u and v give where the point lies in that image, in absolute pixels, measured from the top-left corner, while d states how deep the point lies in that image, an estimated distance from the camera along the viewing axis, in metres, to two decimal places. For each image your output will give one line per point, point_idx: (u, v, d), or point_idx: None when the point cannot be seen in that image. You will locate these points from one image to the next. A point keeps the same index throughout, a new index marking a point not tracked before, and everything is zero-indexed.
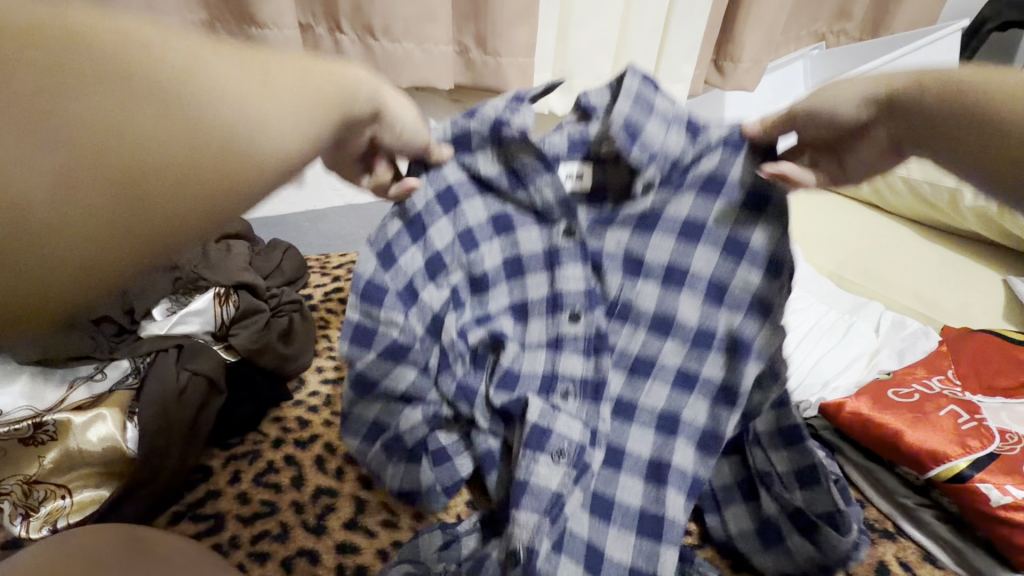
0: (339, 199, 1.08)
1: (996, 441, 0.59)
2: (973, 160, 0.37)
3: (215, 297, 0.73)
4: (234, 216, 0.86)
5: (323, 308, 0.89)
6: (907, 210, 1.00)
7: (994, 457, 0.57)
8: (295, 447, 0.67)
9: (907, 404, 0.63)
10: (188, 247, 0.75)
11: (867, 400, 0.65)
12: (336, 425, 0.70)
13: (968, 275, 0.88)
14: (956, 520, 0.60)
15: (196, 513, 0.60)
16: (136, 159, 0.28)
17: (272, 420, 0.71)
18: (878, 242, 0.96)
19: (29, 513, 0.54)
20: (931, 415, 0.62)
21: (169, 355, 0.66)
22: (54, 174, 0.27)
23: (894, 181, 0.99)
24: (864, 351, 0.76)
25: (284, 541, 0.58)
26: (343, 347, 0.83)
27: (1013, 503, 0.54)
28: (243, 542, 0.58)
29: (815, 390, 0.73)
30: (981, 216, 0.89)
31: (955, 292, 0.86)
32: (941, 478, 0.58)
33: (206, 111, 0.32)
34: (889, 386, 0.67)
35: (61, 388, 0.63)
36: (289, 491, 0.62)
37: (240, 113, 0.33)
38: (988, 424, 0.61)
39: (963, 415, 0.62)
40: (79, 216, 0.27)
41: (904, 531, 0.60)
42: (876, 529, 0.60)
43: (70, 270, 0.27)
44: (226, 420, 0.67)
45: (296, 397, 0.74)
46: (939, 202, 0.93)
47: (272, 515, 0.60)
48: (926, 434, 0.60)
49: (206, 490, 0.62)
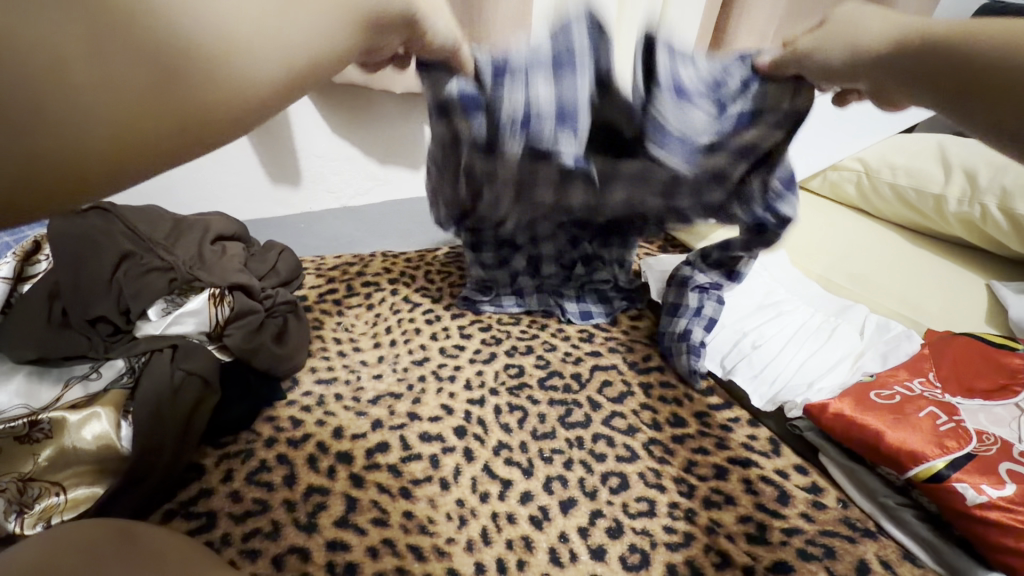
0: (335, 202, 1.10)
1: (974, 442, 0.60)
2: (977, 82, 0.31)
3: (210, 297, 0.73)
4: (230, 217, 0.88)
5: (318, 311, 0.90)
6: (894, 216, 1.01)
7: (971, 457, 0.59)
8: (287, 447, 0.68)
9: (888, 406, 0.65)
10: (183, 248, 0.75)
11: (849, 402, 0.66)
12: (328, 425, 0.71)
13: (953, 280, 0.90)
14: (935, 519, 0.61)
15: (189, 510, 0.61)
16: (97, 87, 0.24)
17: (264, 420, 0.72)
18: (866, 248, 0.98)
19: (23, 510, 0.54)
20: (911, 416, 0.63)
21: (165, 355, 0.67)
22: (127, 100, 0.25)
23: (881, 187, 1.01)
24: (849, 354, 0.78)
25: (274, 539, 0.59)
26: (336, 348, 0.84)
27: (989, 502, 0.55)
28: (234, 539, 0.58)
29: (800, 392, 0.74)
30: (966, 222, 0.91)
31: (940, 297, 0.88)
32: (919, 479, 0.59)
33: (231, 55, 0.27)
34: (871, 388, 0.68)
35: (56, 386, 0.64)
36: (280, 489, 0.63)
37: (274, 24, 0.29)
38: (966, 426, 0.63)
39: (941, 416, 0.63)
40: (89, 134, 0.25)
41: (885, 531, 0.62)
42: (858, 529, 0.62)
43: (77, 179, 0.25)
44: (221, 418, 0.68)
45: (289, 397, 0.75)
46: (924, 208, 0.95)
47: (263, 513, 0.61)
48: (905, 434, 0.61)
49: (198, 488, 0.63)
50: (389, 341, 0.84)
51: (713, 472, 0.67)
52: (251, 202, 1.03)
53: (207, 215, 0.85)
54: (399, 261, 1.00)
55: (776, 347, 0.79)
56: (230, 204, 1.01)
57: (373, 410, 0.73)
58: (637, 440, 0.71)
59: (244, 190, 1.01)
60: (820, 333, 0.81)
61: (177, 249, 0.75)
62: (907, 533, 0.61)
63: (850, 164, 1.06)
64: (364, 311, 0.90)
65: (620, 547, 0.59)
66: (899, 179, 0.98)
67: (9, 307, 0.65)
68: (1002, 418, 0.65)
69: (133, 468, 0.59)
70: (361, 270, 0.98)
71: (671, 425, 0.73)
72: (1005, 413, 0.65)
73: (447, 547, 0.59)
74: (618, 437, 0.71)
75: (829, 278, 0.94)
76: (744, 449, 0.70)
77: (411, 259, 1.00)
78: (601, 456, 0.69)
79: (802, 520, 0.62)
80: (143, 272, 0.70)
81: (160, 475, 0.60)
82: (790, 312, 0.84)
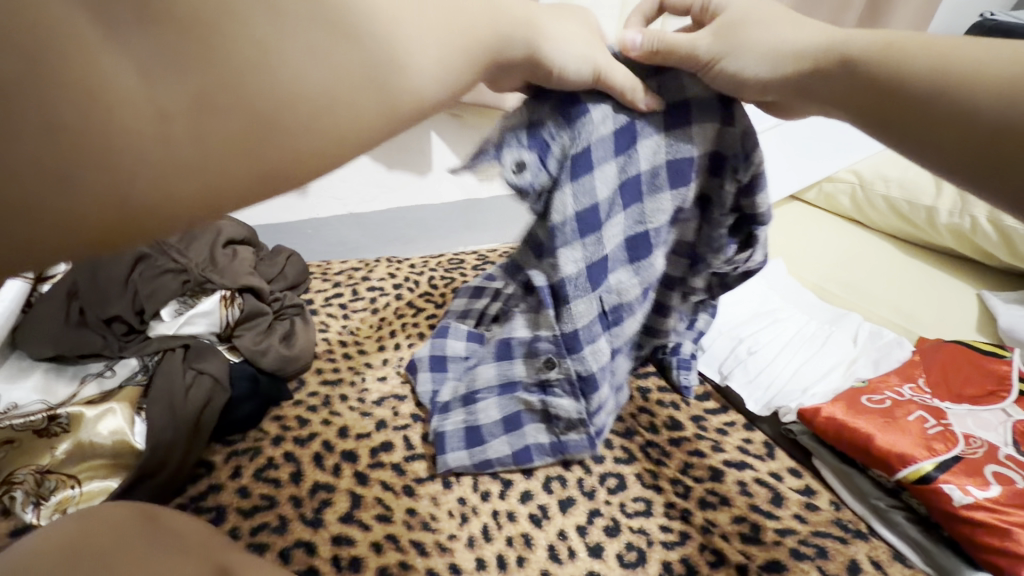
0: (342, 208, 1.09)
1: (960, 445, 0.62)
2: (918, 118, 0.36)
3: (221, 300, 0.75)
4: (241, 222, 0.90)
5: (324, 314, 0.92)
6: (886, 226, 1.04)
7: (957, 459, 0.61)
8: (294, 445, 0.70)
9: (878, 410, 0.67)
10: (196, 251, 0.78)
11: (841, 406, 0.68)
12: (333, 424, 0.73)
13: (944, 289, 0.92)
14: (925, 522, 0.63)
15: (199, 505, 0.63)
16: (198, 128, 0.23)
17: (272, 419, 0.74)
18: (860, 257, 1.00)
19: (40, 501, 0.57)
20: (900, 420, 0.65)
21: (177, 354, 0.70)
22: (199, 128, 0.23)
23: (875, 199, 1.03)
24: (843, 359, 0.79)
25: (282, 533, 0.60)
26: (342, 350, 0.86)
27: (974, 502, 0.57)
28: (243, 533, 0.60)
29: (794, 397, 0.76)
30: (957, 233, 0.93)
31: (931, 305, 0.90)
32: (908, 480, 0.61)
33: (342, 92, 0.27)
34: (863, 393, 0.70)
35: (72, 382, 0.66)
36: (287, 486, 0.65)
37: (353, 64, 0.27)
38: (953, 429, 0.65)
39: (930, 420, 0.65)
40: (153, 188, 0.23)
41: (878, 532, 0.63)
42: (850, 530, 0.63)
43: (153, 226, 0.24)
44: (231, 417, 0.70)
45: (296, 397, 0.77)
46: (916, 219, 0.98)
47: (271, 508, 0.63)
48: (894, 437, 0.63)
49: (208, 484, 0.65)
50: (393, 345, 0.86)
51: (709, 474, 0.69)
52: (261, 208, 1.05)
53: (218, 220, 0.87)
54: (403, 266, 1.03)
55: (773, 353, 0.81)
56: (240, 209, 1.04)
57: (378, 411, 0.75)
58: (635, 443, 0.73)
59: (254, 196, 1.03)
60: (814, 339, 0.83)
61: (190, 252, 0.77)
62: (899, 535, 0.62)
63: (844, 176, 1.08)
64: (369, 314, 0.92)
65: (618, 545, 0.61)
66: (892, 191, 1.01)
67: (28, 307, 0.67)
68: (990, 423, 0.67)
69: (147, 462, 0.60)
70: (366, 275, 1.01)
71: (668, 428, 0.75)
72: (992, 417, 0.67)
73: (449, 543, 0.60)
74: (617, 440, 0.73)
75: (824, 286, 0.96)
76: (740, 452, 0.72)
77: (414, 265, 1.03)
78: (599, 457, 0.70)
79: (795, 521, 0.64)
80: (157, 275, 0.73)
81: (172, 470, 0.62)
82: (785, 319, 0.87)
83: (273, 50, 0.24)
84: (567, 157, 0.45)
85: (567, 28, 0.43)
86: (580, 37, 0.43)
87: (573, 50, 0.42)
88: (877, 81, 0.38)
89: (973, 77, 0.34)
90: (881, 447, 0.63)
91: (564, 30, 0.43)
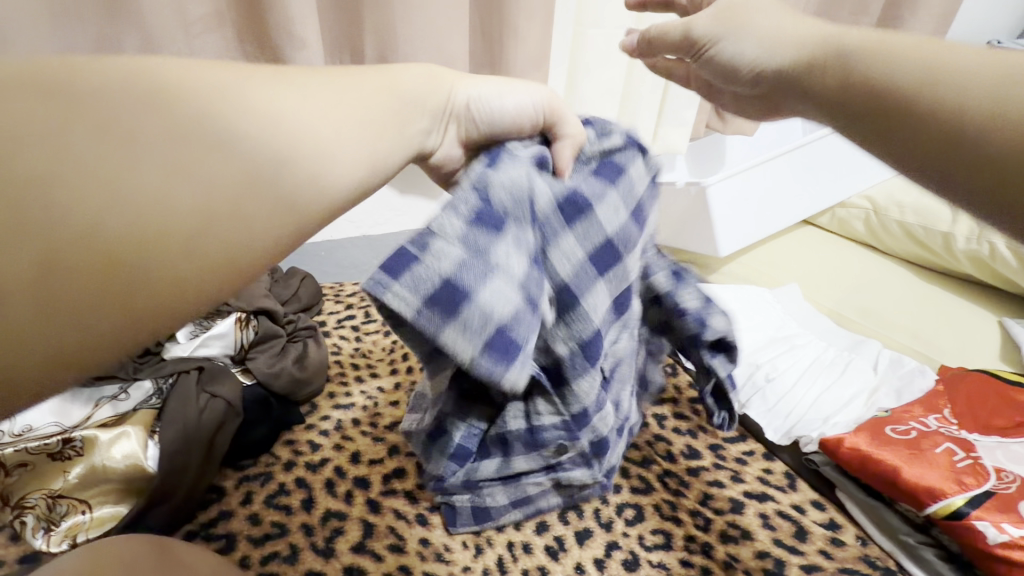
0: (355, 230, 1.11)
1: (992, 479, 0.60)
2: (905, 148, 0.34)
3: (236, 322, 0.77)
4: None
5: (336, 335, 0.92)
6: (902, 252, 1.03)
7: (989, 495, 0.59)
8: (305, 470, 0.69)
9: (904, 441, 0.66)
10: None
11: (865, 437, 0.67)
12: (345, 450, 0.72)
13: (964, 315, 0.91)
14: (957, 560, 0.61)
15: (209, 533, 0.62)
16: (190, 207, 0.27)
17: (284, 443, 0.73)
18: (876, 281, 0.99)
19: (50, 527, 0.57)
20: (927, 452, 0.64)
21: (190, 376, 0.69)
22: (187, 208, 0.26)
23: (890, 225, 1.03)
24: (864, 388, 0.78)
25: (292, 564, 0.59)
26: (354, 373, 0.86)
27: (1010, 541, 0.55)
28: (253, 562, 0.59)
29: (816, 426, 0.74)
30: (977, 260, 0.93)
31: (951, 332, 0.89)
32: (938, 516, 0.59)
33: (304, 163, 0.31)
34: (887, 423, 0.69)
35: (87, 405, 0.65)
36: (298, 513, 0.64)
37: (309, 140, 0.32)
38: (984, 462, 0.63)
39: (958, 452, 0.64)
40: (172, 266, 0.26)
41: (907, 570, 0.61)
42: (879, 567, 0.61)
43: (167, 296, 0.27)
44: (242, 441, 0.69)
45: (308, 421, 0.76)
46: (933, 245, 0.97)
47: (281, 536, 0.62)
48: (922, 470, 0.62)
49: (218, 510, 0.64)
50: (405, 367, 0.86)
51: (729, 506, 0.66)
52: None
53: None
54: None
55: (791, 380, 0.80)
56: None
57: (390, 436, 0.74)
58: (652, 472, 0.71)
59: None
60: (833, 366, 0.82)
61: None
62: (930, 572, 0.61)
63: (858, 203, 1.09)
64: (381, 337, 0.92)
65: None
66: (907, 216, 1.01)
67: None
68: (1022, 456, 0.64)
69: (157, 488, 0.60)
70: None
71: (685, 457, 0.73)
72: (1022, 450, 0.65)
73: None
74: (633, 469, 0.71)
75: (840, 311, 0.95)
76: (760, 484, 0.70)
77: None
78: (615, 487, 0.69)
79: (820, 557, 0.62)
80: None
81: (182, 495, 0.61)
82: (802, 345, 0.85)
83: (252, 140, 0.29)
84: (493, 204, 0.40)
85: (506, 87, 0.46)
86: (519, 88, 0.46)
87: (495, 90, 0.46)
88: (860, 67, 0.37)
89: (982, 90, 0.31)
90: (908, 480, 0.61)
91: (502, 93, 0.46)
